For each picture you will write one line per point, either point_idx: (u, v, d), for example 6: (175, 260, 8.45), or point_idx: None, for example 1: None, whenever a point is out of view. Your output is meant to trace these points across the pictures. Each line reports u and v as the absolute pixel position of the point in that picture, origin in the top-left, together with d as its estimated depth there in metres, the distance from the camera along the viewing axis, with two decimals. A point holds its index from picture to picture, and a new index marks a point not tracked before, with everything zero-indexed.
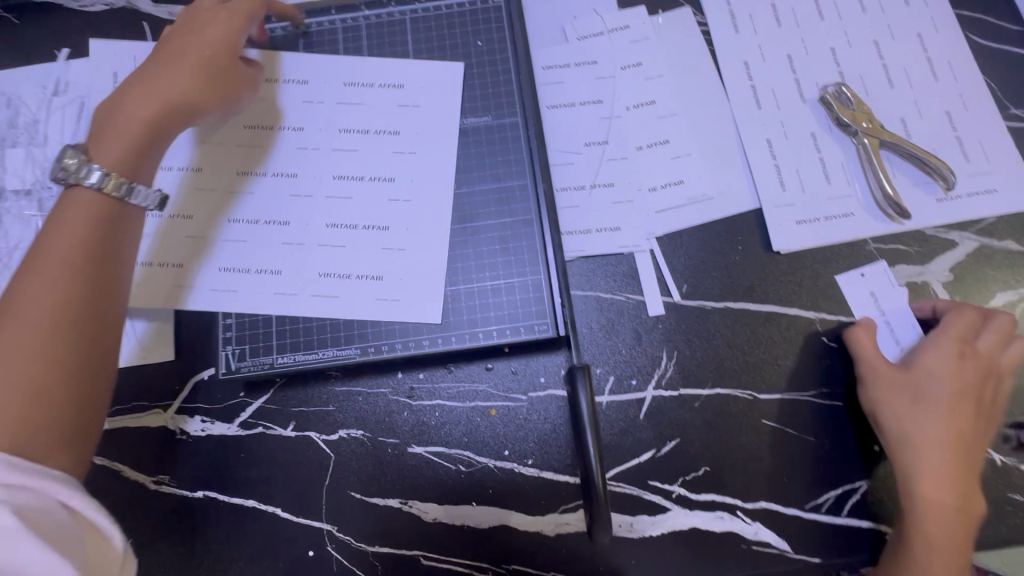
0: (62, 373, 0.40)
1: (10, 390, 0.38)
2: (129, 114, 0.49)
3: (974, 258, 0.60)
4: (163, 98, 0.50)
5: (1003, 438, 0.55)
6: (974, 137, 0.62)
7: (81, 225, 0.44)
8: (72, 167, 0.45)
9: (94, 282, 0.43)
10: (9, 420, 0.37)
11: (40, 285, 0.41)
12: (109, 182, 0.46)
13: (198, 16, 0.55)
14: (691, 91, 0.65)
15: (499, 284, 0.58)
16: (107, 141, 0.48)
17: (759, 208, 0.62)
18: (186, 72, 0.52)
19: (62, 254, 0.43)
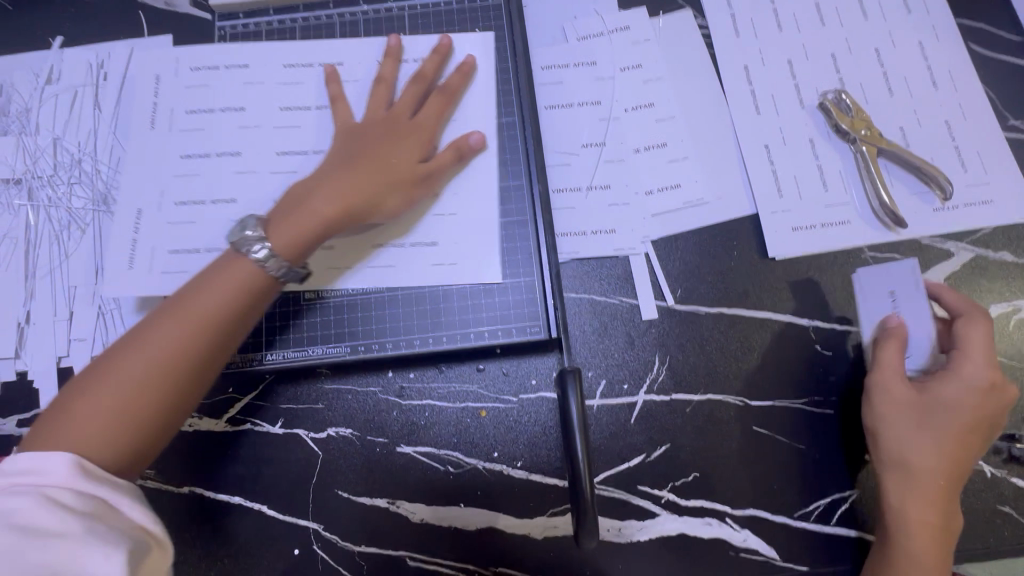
0: (163, 386, 0.44)
1: (122, 387, 0.43)
2: (315, 187, 0.52)
3: (970, 269, 0.60)
4: (355, 187, 0.52)
5: (994, 449, 0.55)
6: (972, 147, 0.62)
7: (227, 283, 0.47)
8: (248, 239, 0.48)
9: (217, 340, 0.46)
10: (115, 416, 0.42)
11: (190, 304, 0.46)
12: (272, 260, 0.48)
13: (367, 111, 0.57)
14: (691, 95, 0.64)
15: (491, 285, 0.58)
16: (294, 226, 0.50)
17: (755, 214, 0.61)
18: (411, 142, 0.55)
19: (207, 306, 0.46)
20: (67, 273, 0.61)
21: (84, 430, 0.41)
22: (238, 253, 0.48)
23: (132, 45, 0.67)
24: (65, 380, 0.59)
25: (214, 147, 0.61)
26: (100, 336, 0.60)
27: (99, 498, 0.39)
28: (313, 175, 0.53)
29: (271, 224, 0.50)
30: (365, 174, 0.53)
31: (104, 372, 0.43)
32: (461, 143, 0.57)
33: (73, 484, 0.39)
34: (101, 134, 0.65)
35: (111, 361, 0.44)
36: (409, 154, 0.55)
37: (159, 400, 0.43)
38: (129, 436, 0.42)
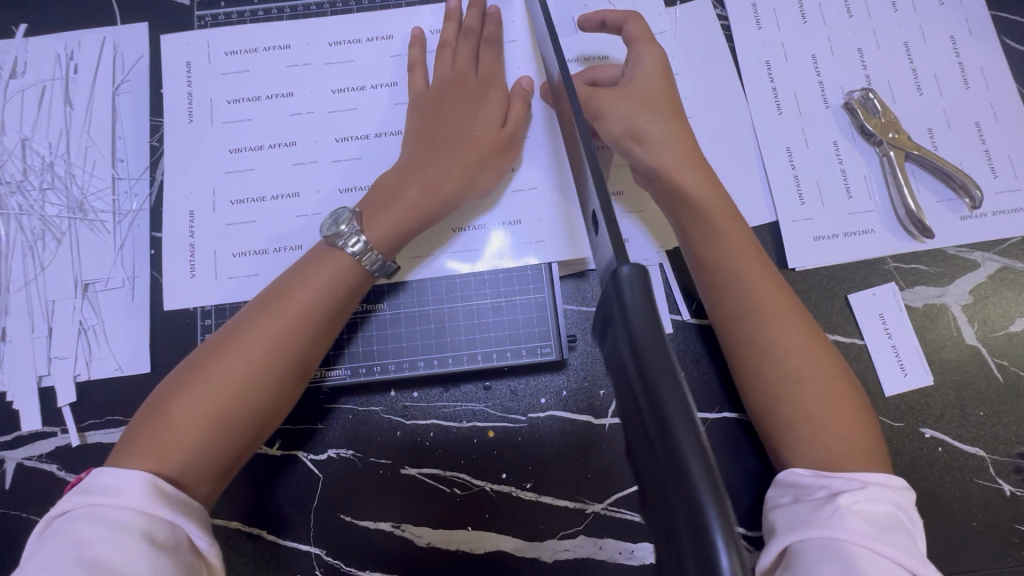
0: (245, 413, 0.46)
1: (205, 405, 0.44)
2: (408, 176, 0.51)
3: (995, 280, 0.57)
4: (441, 188, 0.51)
5: (1013, 468, 0.54)
6: (1003, 151, 0.59)
7: (324, 280, 0.48)
8: (342, 232, 0.49)
9: (312, 337, 0.48)
10: (192, 432, 0.44)
11: (271, 325, 0.47)
12: (367, 254, 0.49)
13: (466, 94, 0.54)
14: (709, 92, 0.60)
15: (499, 303, 0.55)
16: (394, 214, 0.50)
17: (775, 221, 0.58)
18: (487, 106, 0.54)
19: (303, 303, 0.48)
20: (43, 286, 0.57)
21: (186, 428, 0.44)
22: (333, 247, 0.49)
23: (106, 35, 0.61)
24: (46, 401, 0.56)
25: (198, 149, 0.56)
26: (82, 355, 0.56)
27: (170, 525, 0.40)
28: (402, 163, 0.52)
29: (371, 218, 0.50)
30: (456, 148, 0.52)
31: (203, 370, 0.46)
32: (518, 92, 0.54)
33: (144, 511, 0.40)
34: (75, 134, 0.60)
35: (212, 358, 0.46)
36: (488, 118, 0.53)
37: (257, 396, 0.46)
38: (227, 434, 0.45)
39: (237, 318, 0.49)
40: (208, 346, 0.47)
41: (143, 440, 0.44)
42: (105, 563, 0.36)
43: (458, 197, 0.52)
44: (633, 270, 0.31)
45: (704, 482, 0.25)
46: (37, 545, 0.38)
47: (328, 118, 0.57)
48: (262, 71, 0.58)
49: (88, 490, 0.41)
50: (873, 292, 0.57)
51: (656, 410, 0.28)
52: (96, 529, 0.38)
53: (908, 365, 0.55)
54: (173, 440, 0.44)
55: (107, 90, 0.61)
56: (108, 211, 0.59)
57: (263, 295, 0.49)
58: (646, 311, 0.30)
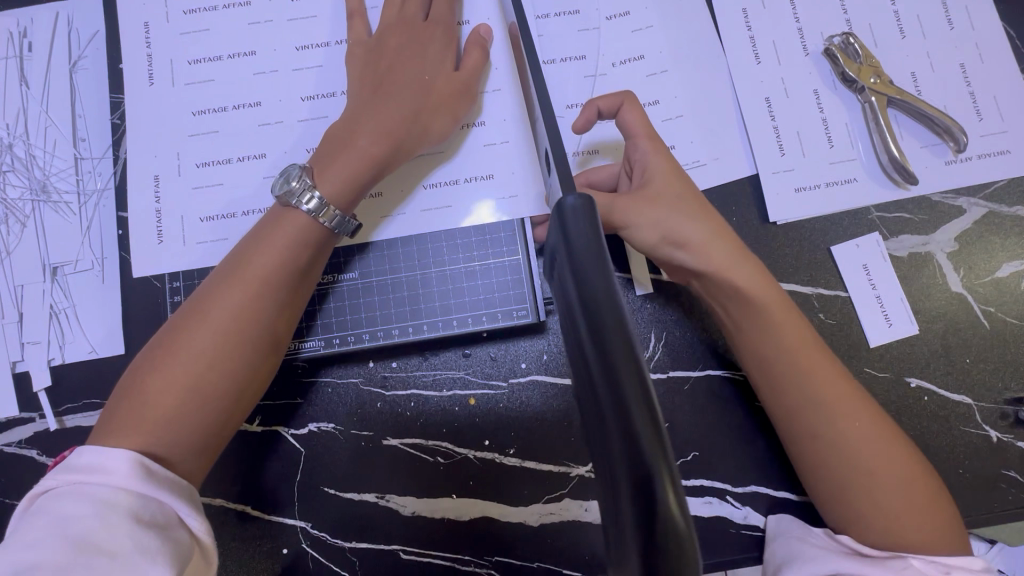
0: (220, 383, 0.45)
1: (174, 380, 0.44)
2: (358, 124, 0.49)
3: (981, 226, 0.56)
4: (396, 137, 0.49)
5: (1000, 414, 0.53)
6: (989, 93, 0.57)
7: (285, 240, 0.47)
8: (294, 189, 0.47)
9: (280, 299, 0.47)
10: (166, 410, 0.43)
11: (233, 294, 0.46)
12: (324, 211, 0.47)
13: (412, 39, 0.53)
14: (685, 44, 0.58)
15: (473, 267, 0.54)
16: (346, 164, 0.48)
17: (756, 174, 0.57)
18: (437, 53, 0.52)
19: (266, 267, 0.47)
20: (11, 270, 0.56)
21: (162, 403, 0.43)
22: (288, 206, 0.48)
23: (58, 9, 0.59)
24: (21, 387, 0.55)
25: (157, 122, 0.54)
26: (55, 339, 0.55)
27: (157, 502, 0.40)
28: (349, 113, 0.50)
29: (321, 169, 0.48)
30: (405, 95, 0.50)
31: (172, 345, 0.45)
32: (474, 40, 0.53)
33: (129, 488, 0.39)
34: (33, 115, 0.58)
35: (180, 331, 0.45)
36: (438, 64, 0.52)
37: (231, 365, 0.45)
38: (208, 407, 0.44)
39: (199, 290, 0.48)
40: (174, 322, 0.46)
41: (118, 422, 0.43)
42: (91, 542, 0.36)
43: (411, 144, 0.50)
44: (576, 199, 0.28)
45: (646, 428, 0.22)
46: (24, 521, 0.38)
47: (290, 87, 0.55)
48: (219, 38, 0.56)
49: (70, 467, 0.40)
50: (856, 243, 0.56)
51: (602, 351, 0.23)
52: (81, 507, 0.37)
53: (893, 315, 0.55)
54: (150, 417, 0.43)
55: (64, 67, 0.59)
56: (72, 192, 0.57)
57: (224, 265, 0.48)
58: (592, 247, 0.27)
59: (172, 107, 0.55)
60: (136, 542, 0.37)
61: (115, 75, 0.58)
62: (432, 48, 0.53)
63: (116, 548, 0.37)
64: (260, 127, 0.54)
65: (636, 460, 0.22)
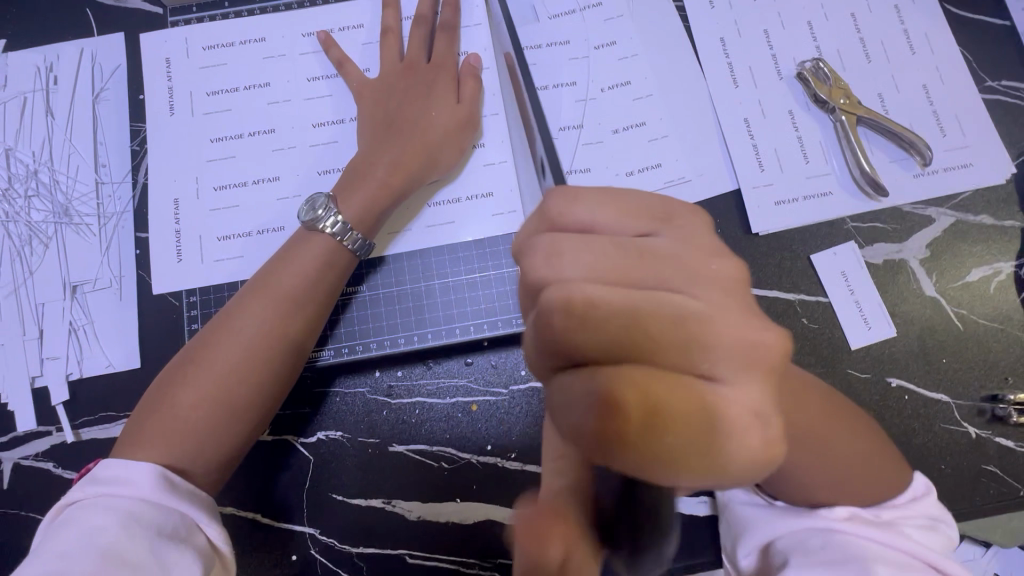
0: (250, 395, 0.47)
1: (206, 393, 0.46)
2: (373, 158, 0.54)
3: (951, 234, 0.60)
4: (411, 168, 0.54)
5: (978, 411, 0.56)
6: (950, 110, 0.62)
7: (312, 260, 0.51)
8: (320, 216, 0.52)
9: (308, 316, 0.50)
10: (198, 421, 0.46)
11: (263, 311, 0.49)
12: (345, 235, 0.52)
13: (417, 73, 0.58)
14: (668, 70, 0.63)
15: (474, 279, 0.57)
16: (366, 194, 0.53)
17: (737, 189, 0.61)
18: (439, 90, 0.57)
19: (291, 286, 0.50)
20: (33, 289, 0.59)
21: (193, 417, 0.46)
22: (313, 231, 0.52)
23: (82, 46, 0.63)
24: (40, 401, 0.57)
25: (175, 149, 0.58)
26: (74, 354, 0.58)
27: (179, 514, 0.42)
28: (364, 149, 0.55)
29: (343, 198, 0.53)
30: (415, 128, 0.55)
31: (200, 359, 0.47)
32: (467, 69, 0.58)
33: (154, 501, 0.41)
34: (57, 143, 0.62)
35: (206, 347, 0.48)
36: (443, 100, 0.57)
37: (255, 380, 0.48)
38: (239, 417, 0.47)
39: (224, 308, 0.50)
40: (200, 339, 0.49)
41: (148, 434, 0.45)
42: (116, 552, 0.37)
43: (422, 174, 0.55)
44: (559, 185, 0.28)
45: None
46: (50, 532, 0.40)
47: (301, 114, 0.59)
48: (234, 71, 0.60)
49: (96, 480, 0.42)
50: (834, 252, 0.59)
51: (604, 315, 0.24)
52: (105, 518, 0.39)
53: (870, 318, 0.58)
54: (181, 428, 0.45)
55: (87, 99, 0.62)
56: (92, 215, 0.60)
57: (252, 282, 0.51)
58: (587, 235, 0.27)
59: (191, 135, 0.59)
60: (160, 554, 0.38)
61: (136, 105, 0.61)
62: (438, 82, 0.58)
63: (137, 560, 0.38)
64: (273, 152, 0.58)
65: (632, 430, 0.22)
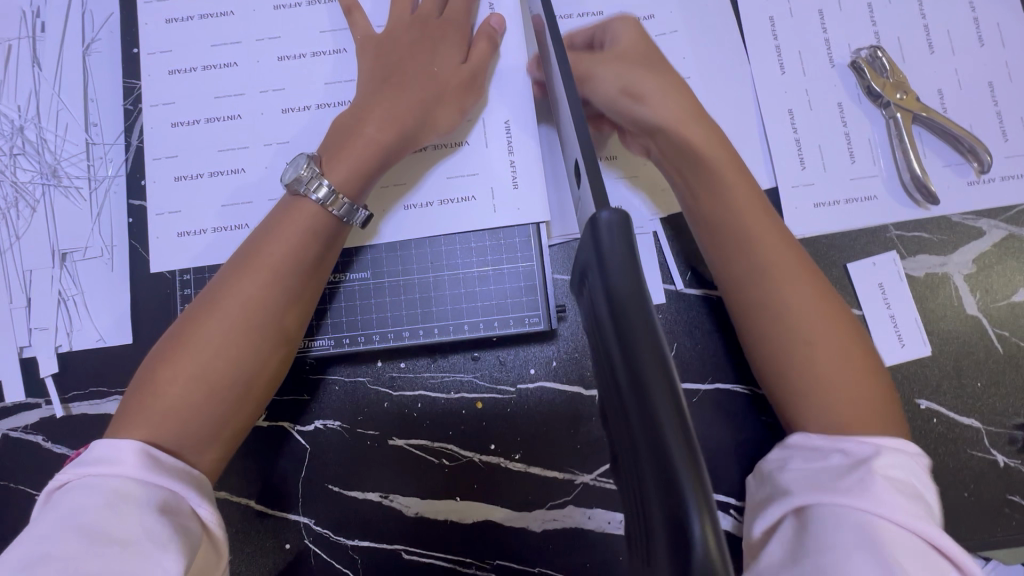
0: (232, 368, 0.44)
1: (184, 370, 0.43)
2: (366, 112, 0.49)
3: (1001, 249, 0.55)
4: (397, 121, 0.49)
5: (1009, 439, 0.53)
6: (1016, 113, 0.56)
7: (301, 228, 0.47)
8: (303, 177, 0.47)
9: (309, 269, 0.47)
10: (168, 401, 0.43)
11: (278, 245, 0.46)
12: (334, 200, 0.47)
13: (422, 32, 0.52)
14: (709, 51, 0.57)
15: (486, 271, 0.54)
16: (350, 155, 0.48)
17: (775, 187, 0.56)
18: (447, 45, 0.52)
19: (277, 259, 0.46)
20: (20, 254, 0.56)
21: (161, 402, 0.42)
22: (297, 195, 0.48)
23: None
24: (29, 372, 0.55)
25: (168, 111, 0.54)
26: (63, 325, 0.55)
27: (169, 491, 0.39)
28: (358, 102, 0.50)
29: (329, 161, 0.48)
30: (414, 86, 0.50)
31: (160, 381, 0.43)
32: (483, 30, 0.53)
33: (140, 479, 0.39)
34: (45, 98, 0.57)
35: (194, 324, 0.45)
36: (448, 58, 0.51)
37: (214, 381, 0.43)
38: (215, 397, 0.44)
39: (211, 286, 0.47)
40: (155, 358, 0.45)
41: (133, 416, 0.42)
42: (103, 530, 0.36)
43: (418, 134, 0.50)
44: (612, 213, 0.24)
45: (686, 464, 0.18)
46: (41, 515, 0.38)
47: (307, 77, 0.54)
48: (234, 26, 0.55)
49: (86, 460, 0.40)
50: (873, 262, 0.55)
51: (630, 368, 0.21)
52: (93, 499, 0.37)
53: (905, 335, 0.54)
54: (157, 414, 0.42)
55: (77, 50, 0.58)
56: (83, 178, 0.56)
57: (247, 244, 0.48)
58: (627, 256, 0.23)
59: (188, 95, 0.54)
60: (148, 531, 0.36)
61: (129, 60, 0.56)
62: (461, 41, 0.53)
63: (127, 535, 0.36)
64: (283, 122, 0.54)
65: (670, 502, 0.19)
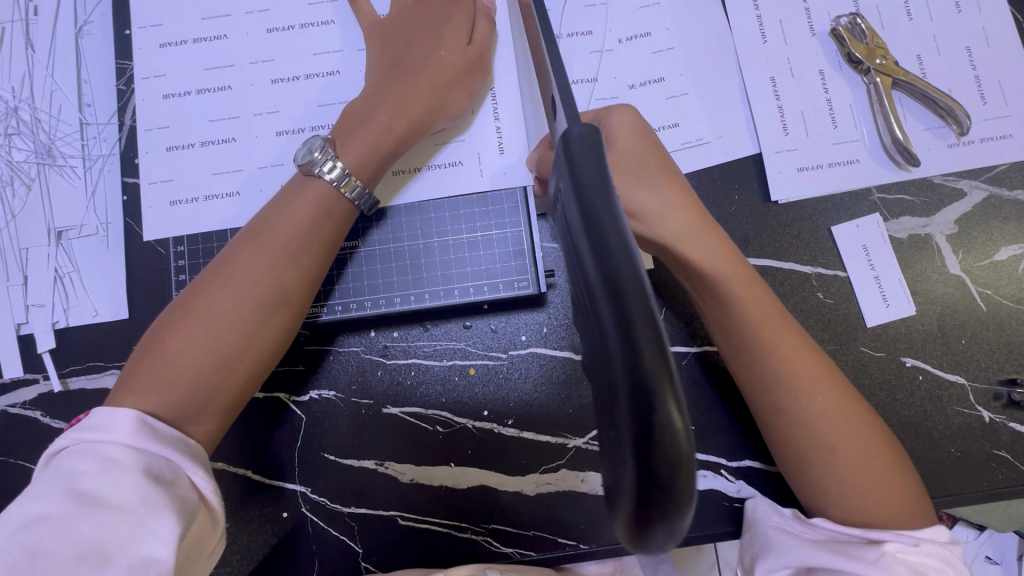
0: (243, 344, 0.45)
1: (194, 342, 0.44)
2: (377, 99, 0.50)
3: (982, 209, 0.56)
4: (409, 111, 0.50)
5: (993, 395, 0.54)
6: (994, 76, 0.57)
7: (309, 206, 0.48)
8: (317, 159, 0.48)
9: (316, 251, 0.48)
10: (177, 371, 0.43)
11: (288, 224, 0.47)
12: (345, 181, 0.48)
13: (422, 10, 0.53)
14: (692, 21, 0.58)
15: (476, 238, 0.55)
16: (363, 141, 0.49)
17: (759, 153, 0.57)
18: (452, 27, 0.53)
19: (287, 237, 0.47)
20: (17, 233, 0.56)
21: (169, 369, 0.43)
22: (310, 175, 0.48)
23: None
24: (27, 347, 0.55)
25: (161, 86, 0.55)
26: (60, 301, 0.56)
27: (164, 459, 0.40)
28: (369, 88, 0.51)
29: (342, 142, 0.49)
30: (423, 75, 0.51)
31: (167, 348, 0.44)
32: (480, 11, 0.53)
33: (134, 446, 0.39)
34: (39, 79, 0.58)
35: (202, 293, 0.45)
36: (453, 42, 0.52)
37: (226, 354, 0.44)
38: (224, 369, 0.44)
39: (220, 254, 0.48)
40: (162, 323, 0.45)
41: (139, 381, 0.43)
42: (96, 496, 0.36)
43: (430, 121, 0.52)
44: (583, 128, 0.25)
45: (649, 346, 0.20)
46: (38, 477, 0.38)
47: (296, 49, 0.55)
48: (222, 1, 0.56)
49: (81, 427, 0.40)
50: (857, 224, 0.56)
51: (606, 266, 0.21)
52: (87, 464, 0.37)
53: (890, 296, 0.55)
54: (164, 379, 0.43)
55: (70, 31, 0.59)
56: (78, 157, 0.57)
57: (258, 217, 0.49)
58: (598, 169, 0.24)
59: (180, 70, 0.55)
60: (145, 501, 0.37)
61: (122, 41, 0.57)
62: (459, 11, 0.53)
63: (121, 502, 0.36)
64: (272, 94, 0.54)
65: (635, 382, 0.20)
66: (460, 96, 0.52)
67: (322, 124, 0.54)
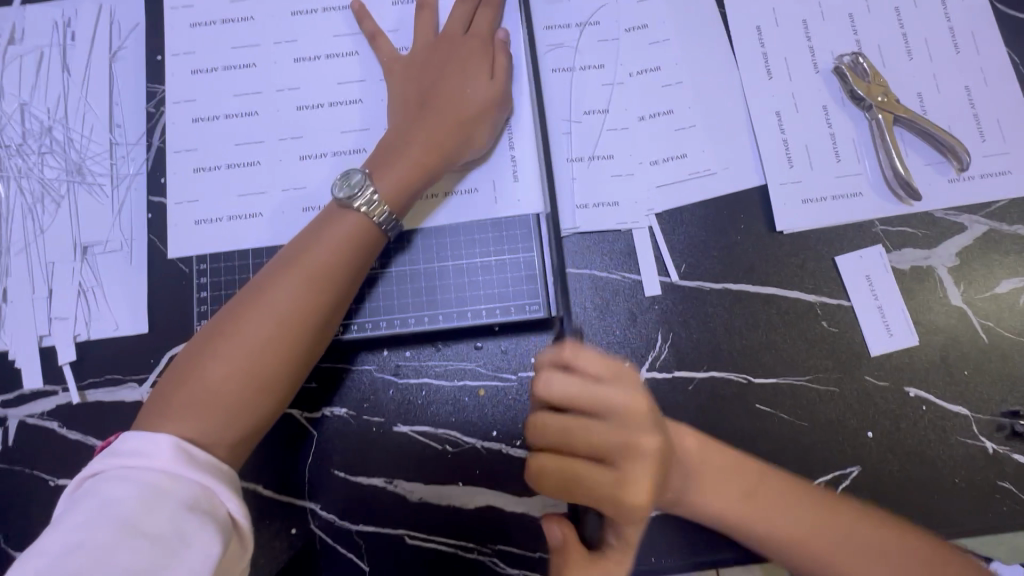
0: (281, 368, 0.47)
1: (234, 366, 0.45)
2: (410, 132, 0.53)
3: (983, 243, 0.58)
4: (442, 146, 0.53)
5: (996, 426, 0.55)
6: (992, 114, 0.59)
7: (344, 233, 0.49)
8: (353, 189, 0.50)
9: (348, 276, 0.50)
10: (218, 394, 0.45)
11: (325, 251, 0.49)
12: (376, 209, 0.50)
13: (447, 45, 0.56)
14: (700, 57, 0.61)
15: (488, 262, 0.57)
16: (399, 175, 0.51)
17: (764, 184, 0.59)
18: (477, 61, 0.55)
19: (324, 263, 0.49)
20: (45, 247, 0.58)
21: (210, 391, 0.45)
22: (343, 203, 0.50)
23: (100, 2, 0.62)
24: (47, 359, 0.57)
25: (190, 111, 0.57)
26: (82, 315, 0.57)
27: (199, 485, 0.40)
28: (399, 121, 0.54)
29: (379, 173, 0.51)
30: (450, 108, 0.53)
31: (207, 371, 0.45)
32: (498, 47, 0.56)
33: (170, 473, 0.40)
34: (73, 101, 0.61)
35: (240, 318, 0.47)
36: (476, 77, 0.54)
37: (264, 377, 0.46)
38: (262, 391, 0.46)
39: (255, 280, 0.49)
40: (200, 346, 0.47)
41: (179, 404, 0.44)
42: (134, 524, 0.37)
43: (459, 153, 0.54)
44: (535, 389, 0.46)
45: None
46: (72, 503, 0.39)
47: (321, 79, 0.57)
48: (252, 32, 0.58)
49: (116, 453, 0.41)
50: (860, 255, 0.57)
51: None
52: (125, 491, 0.38)
53: (892, 326, 0.56)
54: (205, 402, 0.44)
55: (104, 56, 0.61)
56: (106, 175, 0.59)
57: (292, 243, 0.51)
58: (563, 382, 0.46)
59: (208, 96, 0.57)
60: (181, 530, 0.37)
61: (154, 66, 0.60)
62: (482, 47, 0.56)
63: (159, 531, 0.37)
64: (297, 120, 0.57)
65: None
66: (487, 130, 0.55)
67: (343, 149, 0.56)
